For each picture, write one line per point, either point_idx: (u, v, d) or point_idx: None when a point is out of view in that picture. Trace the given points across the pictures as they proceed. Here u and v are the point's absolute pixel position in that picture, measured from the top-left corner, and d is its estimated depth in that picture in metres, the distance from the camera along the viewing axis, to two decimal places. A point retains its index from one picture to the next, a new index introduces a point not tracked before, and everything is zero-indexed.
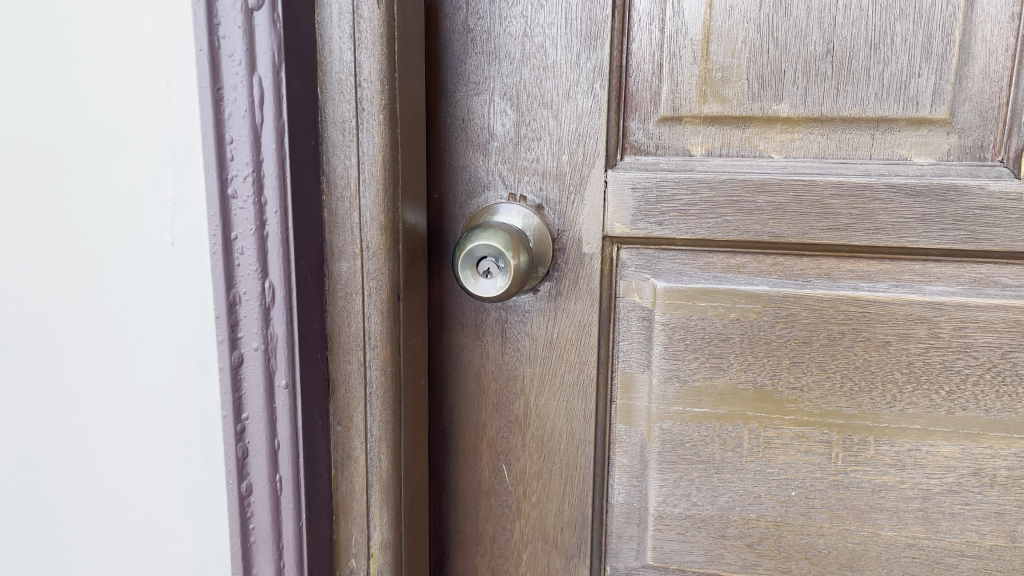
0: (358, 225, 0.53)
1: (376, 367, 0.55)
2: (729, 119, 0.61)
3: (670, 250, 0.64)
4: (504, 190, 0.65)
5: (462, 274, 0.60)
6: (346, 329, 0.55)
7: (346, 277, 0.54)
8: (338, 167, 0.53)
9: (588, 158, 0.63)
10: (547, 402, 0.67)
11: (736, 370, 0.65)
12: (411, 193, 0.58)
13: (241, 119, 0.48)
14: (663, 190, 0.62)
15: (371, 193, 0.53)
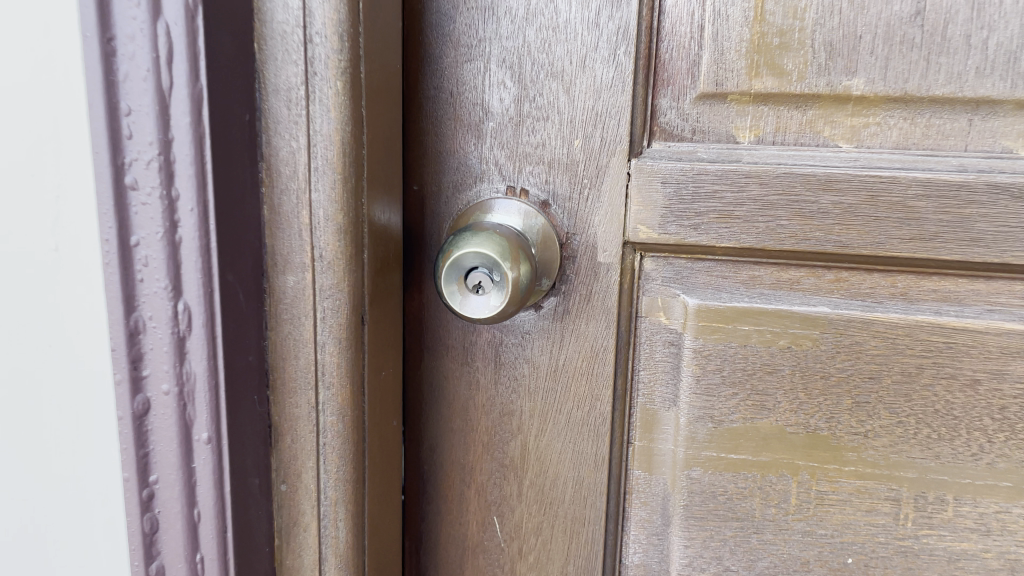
0: (308, 227, 0.41)
1: (330, 412, 0.43)
2: (788, 97, 0.48)
3: (705, 261, 0.52)
4: (501, 182, 0.52)
5: (447, 289, 0.47)
6: (292, 362, 0.42)
7: (293, 294, 0.41)
8: (282, 150, 0.40)
9: (608, 143, 0.50)
10: (549, 444, 0.55)
11: (784, 410, 0.52)
12: (383, 187, 0.45)
13: (142, 82, 0.35)
14: (700, 185, 0.49)
15: (325, 184, 0.40)
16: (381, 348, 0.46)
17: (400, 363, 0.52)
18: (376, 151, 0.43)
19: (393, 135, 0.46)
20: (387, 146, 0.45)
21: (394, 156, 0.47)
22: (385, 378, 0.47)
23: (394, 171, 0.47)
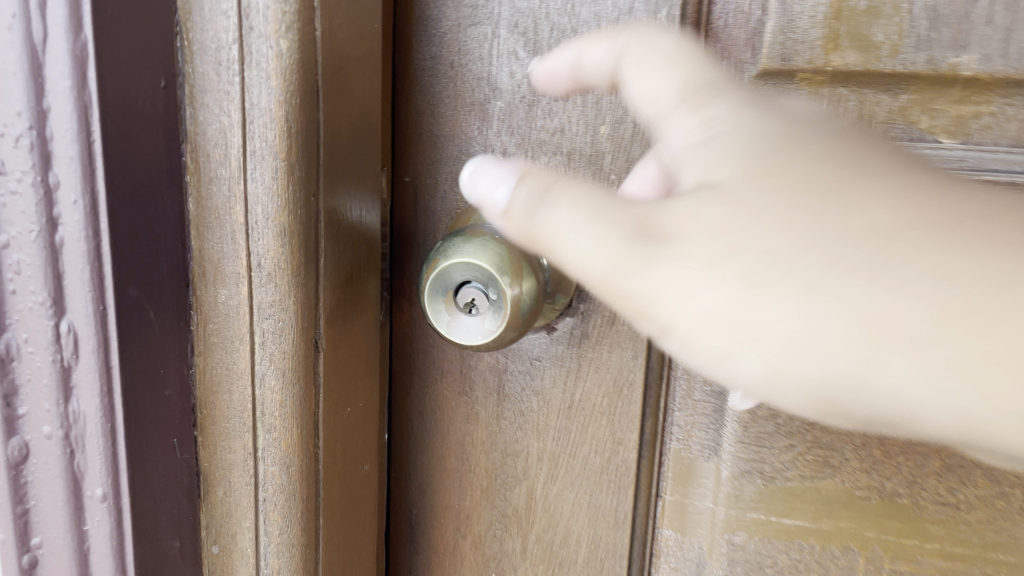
0: (244, 227, 0.32)
1: (270, 462, 0.34)
2: (876, 77, 0.37)
3: None
4: None
5: (432, 308, 0.38)
6: (224, 398, 0.33)
7: (225, 312, 0.32)
8: (210, 127, 0.31)
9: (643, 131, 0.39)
10: (560, 494, 0.45)
11: (853, 470, 0.42)
12: (352, 179, 0.35)
13: (7, 32, 0.26)
14: None
15: (265, 171, 0.31)
16: (349, 380, 0.37)
17: (382, 391, 0.43)
18: (339, 132, 0.34)
19: (371, 113, 0.37)
20: (360, 129, 0.35)
21: (372, 139, 0.37)
22: (353, 415, 0.38)
23: (374, 158, 0.37)
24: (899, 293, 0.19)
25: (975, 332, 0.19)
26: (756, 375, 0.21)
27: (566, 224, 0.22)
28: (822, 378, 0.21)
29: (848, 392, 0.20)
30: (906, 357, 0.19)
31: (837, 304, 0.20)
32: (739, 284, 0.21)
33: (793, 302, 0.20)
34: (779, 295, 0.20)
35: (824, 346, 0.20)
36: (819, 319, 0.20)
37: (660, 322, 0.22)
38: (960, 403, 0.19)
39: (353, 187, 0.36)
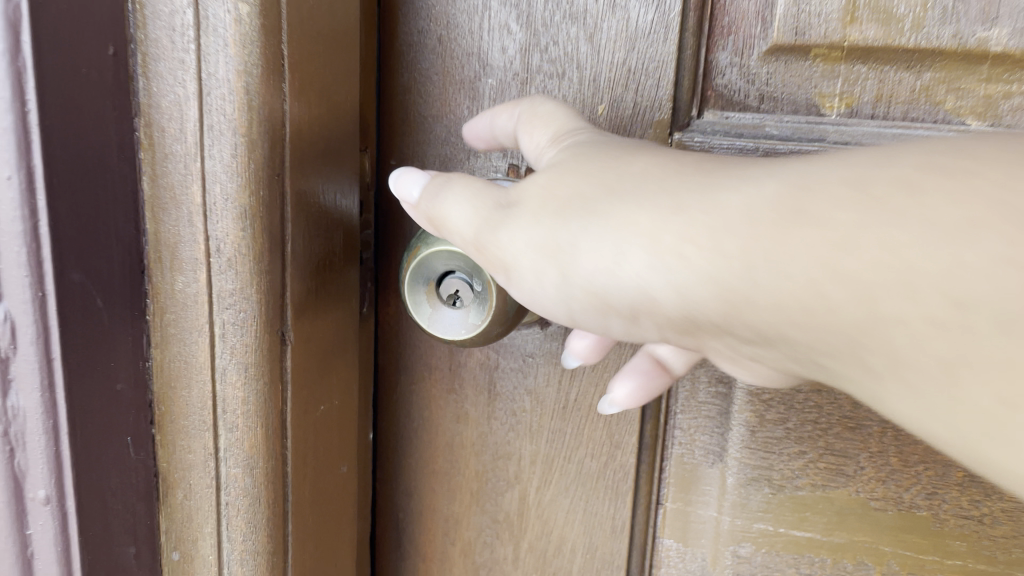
0: (202, 208, 0.29)
1: (232, 463, 0.31)
2: (898, 53, 0.34)
3: None
4: (502, 159, 0.39)
5: (413, 299, 0.35)
6: (184, 394, 0.31)
7: (183, 302, 0.30)
8: (165, 99, 0.28)
9: (644, 110, 0.37)
10: (554, 500, 0.42)
11: (869, 479, 0.39)
12: (330, 160, 0.33)
13: None
14: None
15: (223, 149, 0.28)
16: (322, 378, 0.34)
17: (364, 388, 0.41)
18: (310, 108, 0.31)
19: (350, 90, 0.34)
20: (337, 106, 0.33)
21: (351, 116, 0.34)
22: (327, 415, 0.35)
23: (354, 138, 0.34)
24: (699, 216, 0.22)
25: (793, 251, 0.20)
26: (568, 306, 0.26)
27: (453, 202, 0.28)
28: (594, 277, 0.24)
29: (619, 285, 0.24)
30: (686, 270, 0.22)
31: (637, 224, 0.23)
32: (555, 224, 0.25)
33: (584, 233, 0.24)
34: (586, 226, 0.24)
35: (609, 272, 0.24)
36: (628, 247, 0.23)
37: (506, 269, 0.27)
38: (740, 297, 0.21)
39: (330, 169, 0.33)
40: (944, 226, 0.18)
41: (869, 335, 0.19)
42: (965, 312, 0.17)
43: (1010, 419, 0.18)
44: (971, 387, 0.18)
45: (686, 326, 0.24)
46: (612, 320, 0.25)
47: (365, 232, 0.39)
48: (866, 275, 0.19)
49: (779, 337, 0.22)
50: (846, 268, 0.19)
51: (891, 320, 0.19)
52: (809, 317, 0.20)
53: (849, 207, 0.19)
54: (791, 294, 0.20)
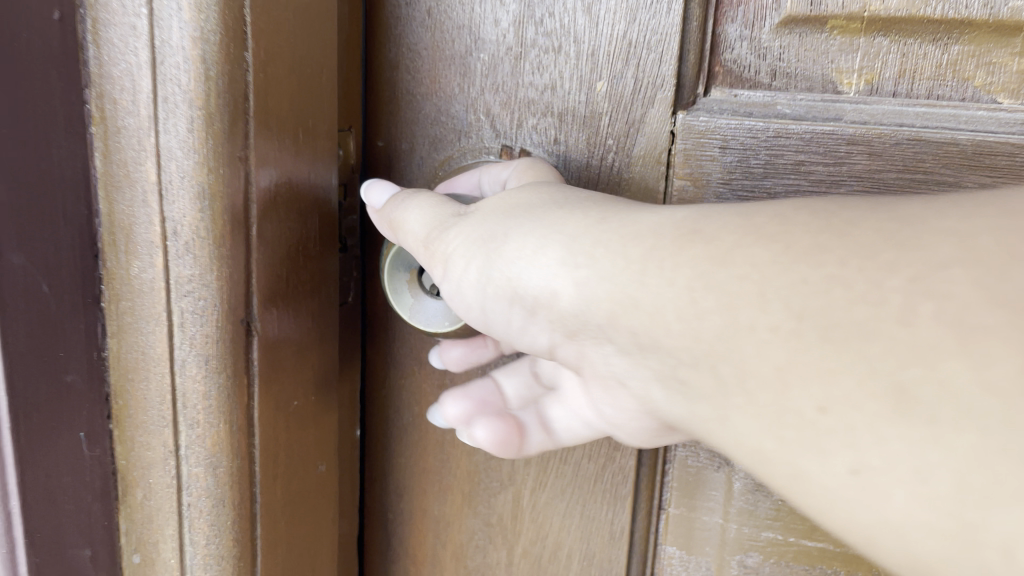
0: (157, 188, 0.27)
1: (193, 462, 0.29)
2: (923, 24, 0.31)
3: None
4: (494, 140, 0.36)
5: (392, 287, 0.34)
6: (142, 387, 0.29)
7: (139, 289, 0.28)
8: (116, 69, 0.26)
9: (644, 88, 0.34)
10: (550, 504, 0.40)
11: None
12: (303, 141, 0.30)
13: None
14: (775, 149, 0.33)
15: (179, 122, 0.26)
16: (296, 372, 0.32)
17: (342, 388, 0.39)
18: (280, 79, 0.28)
19: (327, 65, 0.31)
20: (311, 82, 0.30)
21: (327, 91, 0.31)
22: (300, 413, 0.33)
23: (331, 118, 0.32)
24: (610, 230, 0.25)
25: (690, 266, 0.22)
26: (483, 297, 0.27)
27: (414, 206, 0.30)
28: (511, 270, 0.26)
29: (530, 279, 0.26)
30: (591, 270, 0.24)
31: (564, 234, 0.26)
32: (496, 220, 0.27)
33: (516, 228, 0.27)
34: (519, 229, 0.27)
35: (524, 260, 0.26)
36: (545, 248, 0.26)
37: (445, 263, 0.28)
38: (629, 298, 0.23)
39: (303, 150, 0.30)
40: (795, 251, 0.21)
41: (726, 343, 0.21)
42: (800, 321, 0.20)
43: (814, 422, 0.19)
44: (795, 397, 0.20)
45: (570, 334, 0.25)
46: (516, 313, 0.27)
47: (352, 218, 0.37)
48: (735, 287, 0.21)
49: (649, 344, 0.23)
50: (721, 283, 0.22)
51: (745, 328, 0.21)
52: (672, 324, 0.22)
53: (734, 231, 0.22)
54: (670, 296, 0.22)
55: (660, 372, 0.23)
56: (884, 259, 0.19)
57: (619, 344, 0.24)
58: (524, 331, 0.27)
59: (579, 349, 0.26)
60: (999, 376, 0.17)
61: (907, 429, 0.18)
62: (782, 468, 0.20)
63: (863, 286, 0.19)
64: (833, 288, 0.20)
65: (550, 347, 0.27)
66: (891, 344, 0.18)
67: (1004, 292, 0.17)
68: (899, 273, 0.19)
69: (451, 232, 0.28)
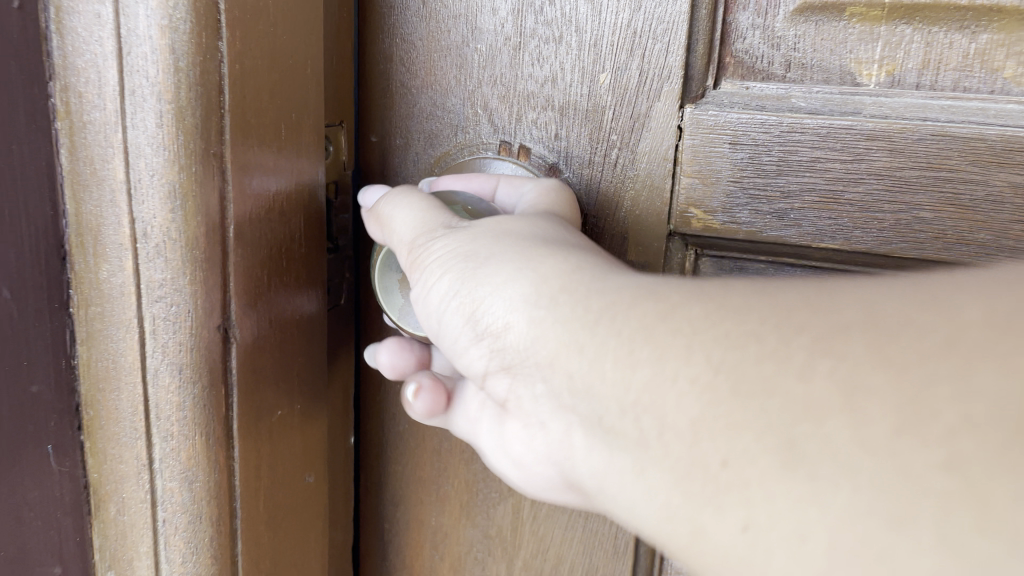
0: (125, 187, 0.25)
1: (168, 477, 0.27)
2: (948, 11, 0.29)
3: (794, 268, 0.33)
4: (492, 135, 0.35)
5: (382, 284, 0.32)
6: (113, 397, 0.27)
7: (108, 294, 0.26)
8: (80, 60, 0.25)
9: (649, 79, 0.32)
10: (552, 517, 0.38)
11: None
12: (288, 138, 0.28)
13: None
14: (790, 145, 0.31)
15: (147, 117, 0.25)
16: (282, 377, 0.30)
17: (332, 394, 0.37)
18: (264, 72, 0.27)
19: (314, 58, 0.29)
20: (296, 75, 0.28)
21: (314, 84, 0.30)
22: (284, 421, 0.31)
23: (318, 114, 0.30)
24: (563, 270, 0.22)
25: (633, 313, 0.20)
26: (443, 312, 0.25)
27: (404, 209, 0.29)
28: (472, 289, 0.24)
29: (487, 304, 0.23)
30: (549, 306, 0.22)
31: (535, 267, 0.23)
32: (482, 241, 0.25)
33: (496, 253, 0.24)
34: (490, 254, 0.24)
35: (492, 288, 0.23)
36: (505, 278, 0.23)
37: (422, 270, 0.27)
38: (573, 336, 0.21)
39: (288, 149, 0.29)
40: (729, 307, 0.18)
41: (648, 395, 0.18)
42: (717, 374, 0.17)
43: (716, 477, 0.17)
44: (704, 450, 0.17)
45: (507, 364, 0.23)
46: (466, 335, 0.24)
47: (344, 216, 0.36)
48: (664, 336, 0.19)
49: (575, 388, 0.21)
50: (656, 334, 0.19)
51: (660, 378, 0.18)
52: (602, 365, 0.20)
53: (684, 290, 0.20)
54: (606, 335, 0.20)
55: (578, 416, 0.21)
56: (795, 319, 0.17)
57: (545, 379, 0.22)
58: (470, 356, 0.25)
59: (513, 387, 0.23)
60: (879, 434, 0.15)
61: (790, 485, 0.16)
62: (676, 525, 0.18)
63: (774, 339, 0.17)
64: (748, 342, 0.17)
65: (483, 376, 0.25)
66: (789, 401, 0.16)
67: (887, 350, 0.15)
68: (804, 329, 0.16)
69: (437, 240, 0.26)
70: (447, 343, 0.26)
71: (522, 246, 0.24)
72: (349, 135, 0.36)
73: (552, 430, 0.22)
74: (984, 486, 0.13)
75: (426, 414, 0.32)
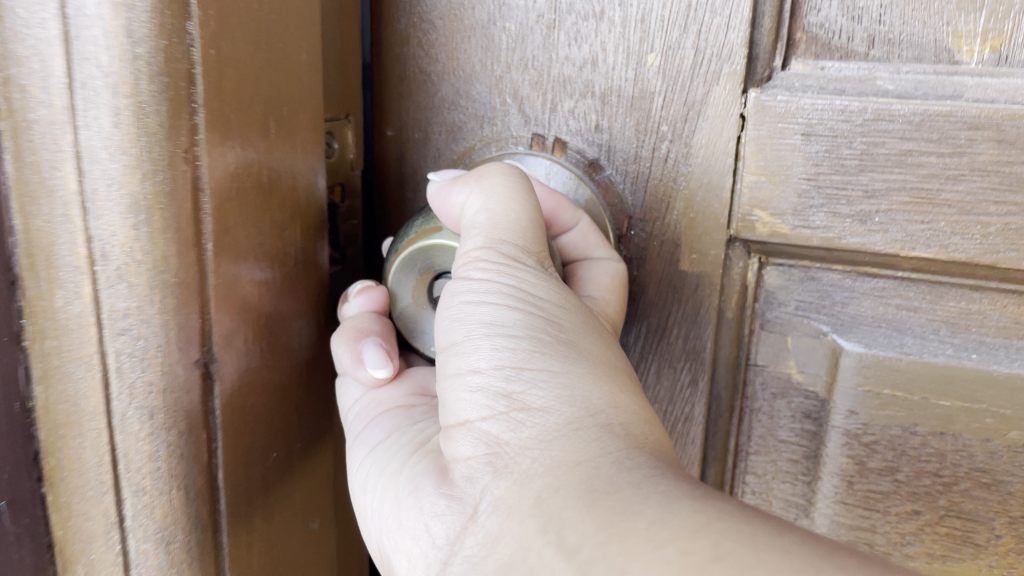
0: (82, 198, 0.21)
1: (141, 537, 0.24)
2: None
3: (877, 280, 0.29)
4: (524, 127, 0.30)
5: (393, 279, 0.28)
6: (77, 442, 0.24)
7: (70, 322, 0.23)
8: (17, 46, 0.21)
9: (706, 60, 0.28)
10: None
11: (1004, 550, 0.30)
12: (286, 139, 0.25)
13: None
14: (875, 135, 0.26)
15: (100, 114, 0.21)
16: (278, 425, 0.26)
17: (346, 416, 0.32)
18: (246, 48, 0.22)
19: (311, 41, 0.25)
20: (284, 62, 0.24)
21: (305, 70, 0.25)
22: (279, 466, 0.27)
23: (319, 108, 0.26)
24: (620, 402, 0.20)
25: (664, 486, 0.17)
26: (479, 336, 0.22)
27: (503, 202, 0.24)
28: (531, 350, 0.21)
29: (533, 375, 0.20)
30: (596, 421, 0.20)
31: (608, 385, 0.21)
32: (569, 321, 0.22)
33: (575, 344, 0.22)
34: (573, 337, 0.22)
35: (559, 377, 0.20)
36: (573, 372, 0.21)
37: (485, 284, 0.23)
38: (588, 472, 0.18)
39: (287, 150, 0.25)
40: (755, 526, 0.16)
41: (621, 548, 0.16)
42: (713, 560, 0.15)
43: None
44: None
45: (497, 438, 0.20)
46: (486, 378, 0.21)
47: (352, 222, 0.32)
48: (686, 509, 0.16)
49: (547, 503, 0.18)
50: (676, 506, 0.16)
51: (648, 539, 0.16)
52: (597, 502, 0.17)
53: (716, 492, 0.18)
54: (627, 479, 0.18)
55: (520, 530, 0.18)
56: (834, 567, 0.14)
57: (520, 476, 0.19)
58: (450, 395, 0.22)
59: (467, 460, 0.21)
60: None
61: None
62: None
63: (806, 561, 0.14)
64: (776, 563, 0.14)
65: (460, 421, 0.21)
66: None
67: None
68: (842, 572, 0.14)
69: (524, 269, 0.23)
70: (447, 364, 0.22)
71: (605, 358, 0.22)
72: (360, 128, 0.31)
73: (464, 527, 0.20)
74: None
75: (354, 373, 0.27)
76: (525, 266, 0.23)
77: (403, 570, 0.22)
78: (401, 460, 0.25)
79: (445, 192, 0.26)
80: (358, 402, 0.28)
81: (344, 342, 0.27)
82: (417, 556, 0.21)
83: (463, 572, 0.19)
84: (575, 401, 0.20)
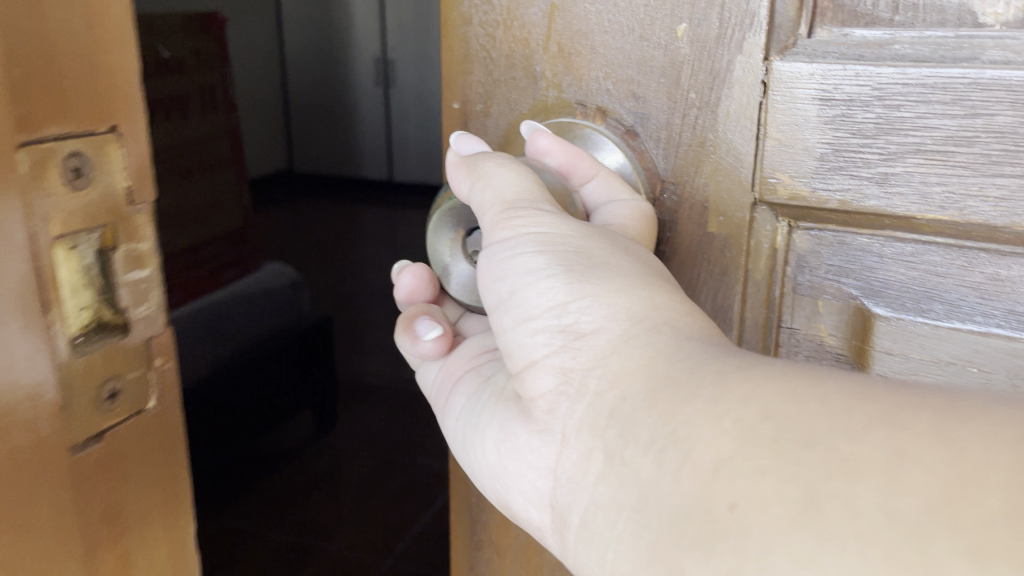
0: None
1: None
2: None
3: (903, 245, 0.29)
4: (568, 94, 0.32)
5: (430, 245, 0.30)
6: None
7: None
8: None
9: (730, 29, 0.29)
10: None
11: None
12: None
13: None
14: (890, 99, 0.27)
15: None
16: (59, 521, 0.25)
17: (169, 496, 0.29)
18: None
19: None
20: None
21: None
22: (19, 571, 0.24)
23: (20, 109, 0.23)
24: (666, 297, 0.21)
25: (718, 360, 0.19)
26: (520, 283, 0.23)
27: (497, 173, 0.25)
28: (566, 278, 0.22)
29: (574, 299, 0.21)
30: (643, 319, 0.21)
31: (647, 283, 0.22)
32: (596, 243, 0.23)
33: (609, 264, 0.22)
34: (605, 255, 0.23)
35: (599, 290, 0.21)
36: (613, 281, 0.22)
37: (509, 240, 0.23)
38: (643, 364, 0.19)
39: None
40: (792, 380, 0.17)
41: (685, 429, 0.17)
42: (764, 420, 0.16)
43: (719, 521, 0.16)
44: (716, 488, 0.16)
45: (564, 370, 0.21)
46: (540, 315, 0.22)
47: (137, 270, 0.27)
48: (732, 381, 0.17)
49: (619, 412, 0.19)
50: (723, 380, 0.18)
51: (703, 420, 0.17)
52: (660, 398, 0.18)
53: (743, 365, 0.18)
54: (684, 368, 0.19)
55: (603, 441, 0.19)
56: (871, 403, 0.16)
57: (592, 396, 0.20)
58: (515, 343, 0.23)
59: (546, 393, 0.22)
60: (909, 505, 0.14)
61: (784, 501, 0.15)
62: (655, 568, 0.17)
63: (840, 405, 0.16)
64: (814, 411, 0.16)
65: (527, 361, 0.22)
66: (829, 455, 0.15)
67: (952, 430, 0.14)
68: (874, 402, 0.16)
69: (545, 216, 0.24)
70: (502, 316, 0.23)
71: (639, 265, 0.23)
72: (141, 149, 0.27)
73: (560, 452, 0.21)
74: (988, 553, 0.12)
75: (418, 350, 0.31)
76: (541, 212, 0.24)
77: (519, 503, 0.23)
78: (488, 407, 0.26)
79: (452, 176, 0.28)
80: (437, 376, 0.31)
81: (402, 333, 0.31)
82: (531, 493, 0.22)
83: (571, 489, 0.20)
84: (621, 310, 0.21)
